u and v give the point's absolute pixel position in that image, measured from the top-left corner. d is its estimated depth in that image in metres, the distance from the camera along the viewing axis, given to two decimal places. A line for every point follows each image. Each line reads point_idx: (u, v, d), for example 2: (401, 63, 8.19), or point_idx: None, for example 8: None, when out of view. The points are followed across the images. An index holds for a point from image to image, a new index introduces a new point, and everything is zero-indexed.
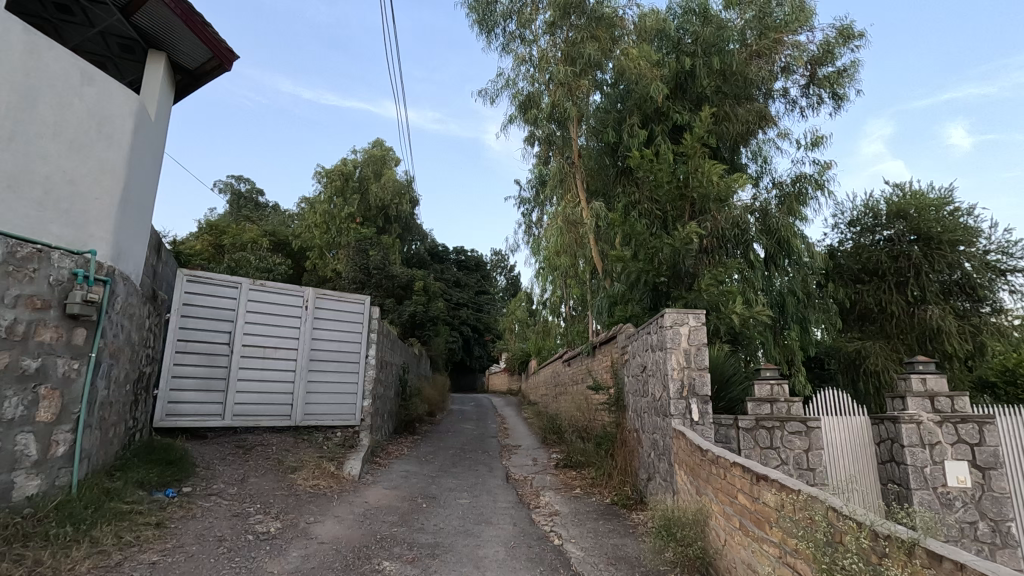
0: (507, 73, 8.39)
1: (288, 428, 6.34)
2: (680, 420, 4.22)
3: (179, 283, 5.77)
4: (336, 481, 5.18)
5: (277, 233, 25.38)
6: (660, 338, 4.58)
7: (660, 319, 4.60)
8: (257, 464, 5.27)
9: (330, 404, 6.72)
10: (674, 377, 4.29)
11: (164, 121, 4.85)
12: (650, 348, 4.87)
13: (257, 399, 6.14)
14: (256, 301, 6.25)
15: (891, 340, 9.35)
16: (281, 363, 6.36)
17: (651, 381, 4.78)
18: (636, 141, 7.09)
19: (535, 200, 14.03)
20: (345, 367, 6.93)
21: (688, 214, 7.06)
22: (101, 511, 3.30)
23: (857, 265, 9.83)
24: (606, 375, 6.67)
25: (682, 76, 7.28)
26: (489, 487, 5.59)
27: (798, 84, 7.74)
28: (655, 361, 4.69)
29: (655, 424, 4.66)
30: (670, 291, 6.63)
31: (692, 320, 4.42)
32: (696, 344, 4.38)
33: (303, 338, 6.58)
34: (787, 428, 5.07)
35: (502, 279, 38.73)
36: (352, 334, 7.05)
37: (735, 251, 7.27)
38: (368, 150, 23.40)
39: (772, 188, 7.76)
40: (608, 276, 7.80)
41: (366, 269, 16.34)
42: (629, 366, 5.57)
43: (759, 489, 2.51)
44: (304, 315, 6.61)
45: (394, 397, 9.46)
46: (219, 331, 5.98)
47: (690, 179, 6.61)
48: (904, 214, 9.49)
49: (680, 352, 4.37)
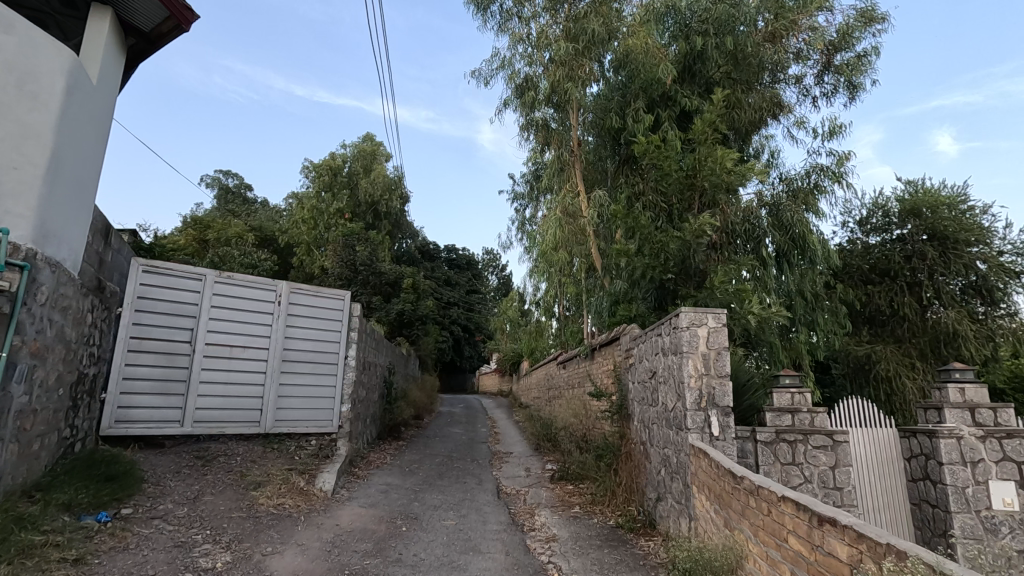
0: (503, 52, 7.74)
1: (256, 435, 5.73)
2: (697, 435, 3.70)
3: (133, 274, 5.14)
4: (306, 498, 4.58)
5: (263, 229, 24.67)
6: (674, 342, 4.04)
7: (674, 320, 4.06)
8: (216, 478, 4.66)
9: (304, 409, 6.12)
10: (691, 386, 3.76)
11: (109, 87, 4.25)
12: (661, 352, 4.33)
13: (222, 404, 5.54)
14: (222, 295, 5.65)
15: (903, 344, 8.88)
16: (249, 364, 5.75)
17: (662, 390, 4.24)
18: (641, 126, 6.57)
19: (529, 195, 13.53)
20: (322, 369, 6.34)
21: (697, 205, 6.47)
22: (2, 547, 2.66)
23: (866, 265, 9.42)
24: (606, 379, 6.15)
25: (691, 58, 6.75)
26: (478, 505, 5.03)
27: (813, 71, 7.23)
28: (667, 368, 4.15)
29: (667, 438, 4.12)
30: (678, 289, 6.11)
31: (710, 321, 3.89)
32: (716, 348, 3.85)
33: (274, 336, 5.98)
34: (810, 442, 4.55)
35: (495, 279, 38.25)
36: (331, 333, 6.46)
37: (746, 247, 6.79)
38: (358, 144, 22.81)
39: (780, 183, 7.10)
40: (609, 273, 7.29)
41: (354, 265, 15.76)
42: (635, 371, 5.02)
43: (823, 537, 1.97)
44: (276, 311, 6.02)
45: (378, 400, 8.87)
46: (179, 328, 5.37)
47: (701, 167, 6.08)
48: (917, 212, 9.02)
49: (698, 357, 3.83)
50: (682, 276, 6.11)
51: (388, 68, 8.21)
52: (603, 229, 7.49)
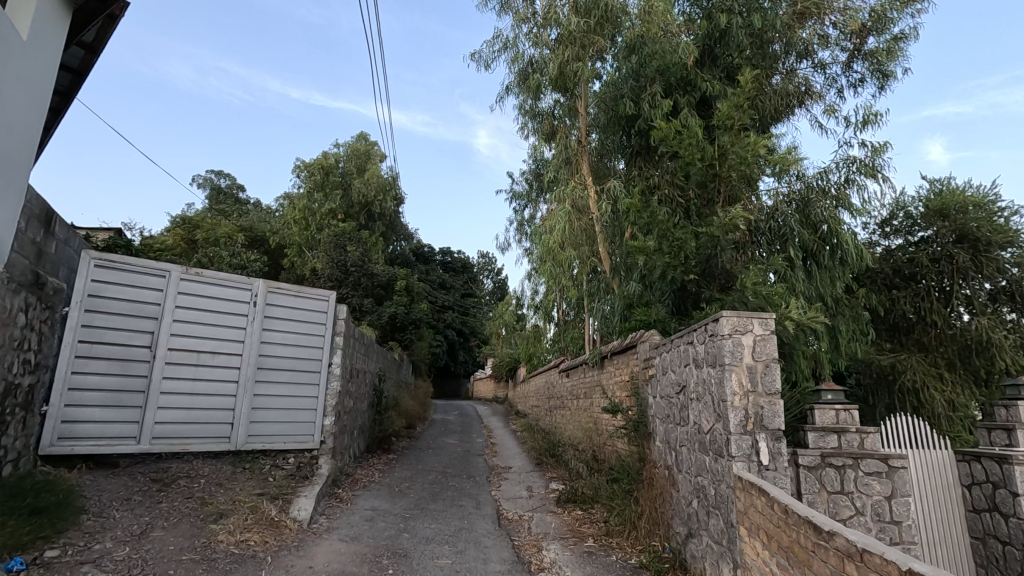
0: (505, 33, 7.17)
1: (225, 453, 5.06)
2: (743, 464, 3.09)
3: (83, 269, 4.46)
4: (277, 532, 3.92)
5: (254, 229, 24.00)
6: (711, 353, 3.43)
7: (710, 325, 3.45)
8: (172, 507, 3.99)
9: (282, 423, 5.47)
10: (735, 405, 3.15)
11: (47, 44, 3.63)
12: (693, 363, 3.73)
13: (186, 417, 4.88)
14: (190, 295, 5.01)
15: (929, 353, 8.32)
16: (219, 373, 5.10)
17: (694, 407, 3.64)
18: (659, 112, 5.98)
19: (529, 195, 12.98)
20: (302, 378, 5.70)
21: (718, 200, 5.90)
22: None
23: (890, 270, 8.81)
24: (619, 391, 5.53)
25: (713, 37, 6.20)
26: (477, 536, 4.39)
27: (841, 59, 6.74)
28: (701, 382, 3.55)
29: (700, 464, 3.52)
30: (700, 291, 5.50)
31: (756, 327, 3.28)
32: (763, 360, 3.25)
33: (248, 341, 5.33)
34: (861, 468, 3.94)
35: (490, 282, 37.65)
36: (312, 337, 5.82)
37: (771, 247, 6.22)
38: (352, 144, 22.23)
39: (795, 182, 6.34)
40: (620, 274, 6.69)
41: (344, 266, 15.16)
42: (658, 385, 4.42)
43: None
44: (251, 313, 5.37)
45: (366, 411, 8.21)
46: (137, 331, 4.71)
47: (727, 156, 5.49)
48: (945, 212, 8.42)
49: (743, 371, 3.22)
50: (705, 277, 5.53)
51: (380, 52, 7.65)
52: (612, 227, 6.90)
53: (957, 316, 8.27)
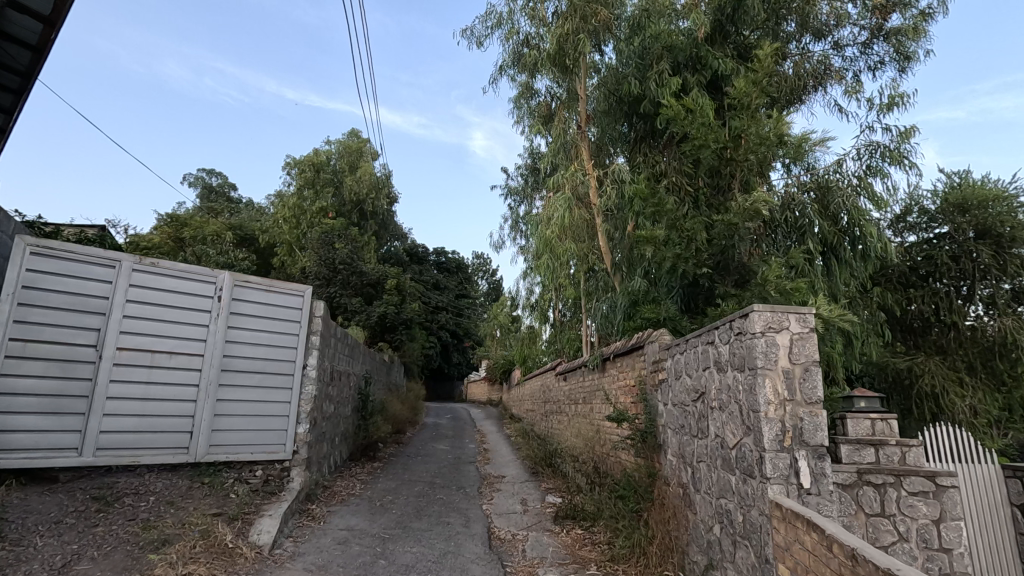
0: (499, 7, 6.72)
1: (183, 466, 4.50)
2: (780, 487, 2.57)
3: (17, 257, 3.90)
4: (228, 564, 3.38)
5: (244, 228, 23.38)
6: (738, 354, 2.92)
7: (737, 322, 2.95)
8: (109, 531, 3.45)
9: (249, 431, 4.92)
10: (770, 417, 2.64)
11: None
12: (713, 366, 3.22)
13: (138, 426, 4.32)
14: (144, 288, 4.46)
15: (948, 356, 7.88)
16: (176, 376, 4.55)
17: (717, 417, 3.13)
18: (666, 89, 5.49)
19: (525, 190, 12.50)
20: (273, 382, 5.15)
21: (731, 186, 5.42)
22: None
23: (906, 266, 8.28)
24: (624, 397, 5.01)
25: (725, 12, 5.74)
26: (463, 562, 3.87)
27: (858, 40, 6.29)
28: (726, 388, 3.04)
29: (724, 485, 3.01)
30: (713, 286, 4.98)
31: (793, 324, 2.77)
32: (802, 363, 2.73)
33: (211, 340, 4.77)
34: (905, 487, 3.43)
35: (484, 283, 37.17)
36: (284, 337, 5.28)
37: (787, 239, 5.73)
38: (343, 140, 21.70)
39: (806, 172, 5.89)
40: (623, 271, 6.19)
41: (333, 264, 14.65)
42: (670, 391, 3.90)
43: None
44: (215, 310, 4.82)
45: (350, 416, 7.67)
46: (81, 328, 4.15)
47: (744, 138, 5.00)
48: (964, 207, 7.96)
49: (778, 376, 2.71)
50: (719, 271, 5.01)
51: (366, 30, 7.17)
52: (615, 219, 6.39)
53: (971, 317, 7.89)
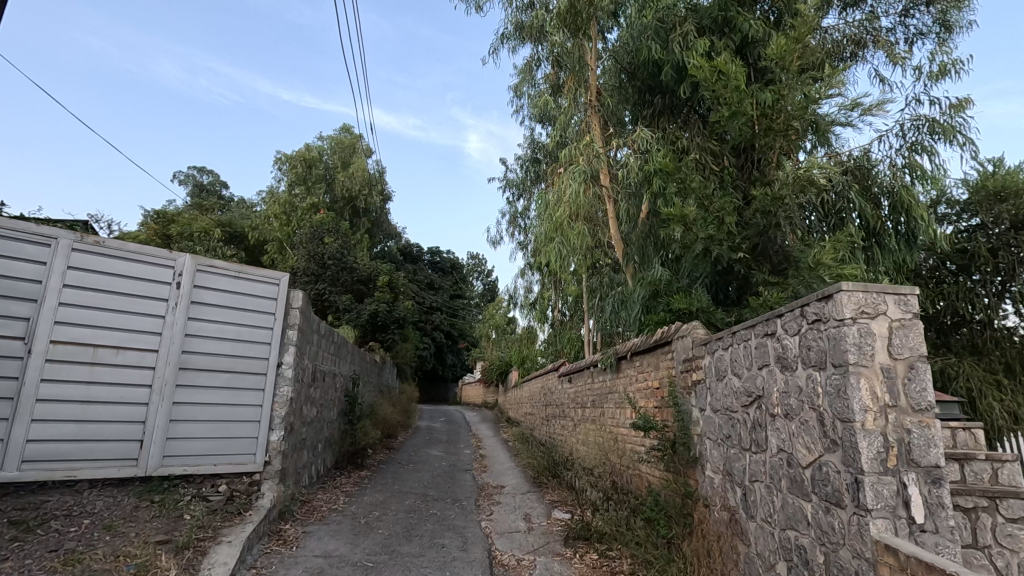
0: None
1: (132, 481, 3.83)
2: (885, 522, 1.94)
3: None
4: None
5: (233, 226, 22.64)
6: (816, 348, 2.29)
7: (813, 307, 2.32)
8: (21, 567, 2.79)
9: (213, 439, 4.25)
10: (869, 429, 2.01)
11: None
12: (776, 364, 2.59)
13: (76, 434, 3.63)
14: (85, 271, 3.78)
15: (982, 357, 7.24)
16: (124, 376, 3.87)
17: (783, 427, 2.50)
18: (692, 52, 4.88)
19: (525, 182, 11.91)
20: (243, 382, 4.48)
21: (763, 162, 4.80)
22: None
23: (935, 261, 7.70)
24: (646, 401, 4.38)
25: None
26: None
27: (899, 7, 5.68)
28: (797, 391, 2.41)
29: (796, 513, 2.37)
30: (749, 274, 4.38)
31: (891, 308, 2.14)
32: (906, 358, 2.09)
33: (168, 334, 4.10)
34: (1002, 512, 2.81)
35: (480, 283, 36.58)
36: (256, 330, 4.61)
37: (824, 224, 5.15)
38: (336, 136, 21.09)
39: (843, 149, 5.28)
40: (639, 260, 5.60)
41: (322, 259, 14.02)
42: (709, 395, 3.27)
43: None
44: (174, 299, 4.16)
45: (335, 420, 7.01)
46: (6, 317, 3.47)
47: (784, 105, 4.38)
48: (1003, 197, 7.26)
49: (875, 376, 2.07)
50: (755, 257, 4.40)
51: None
52: (630, 204, 5.77)
53: (1001, 315, 7.25)
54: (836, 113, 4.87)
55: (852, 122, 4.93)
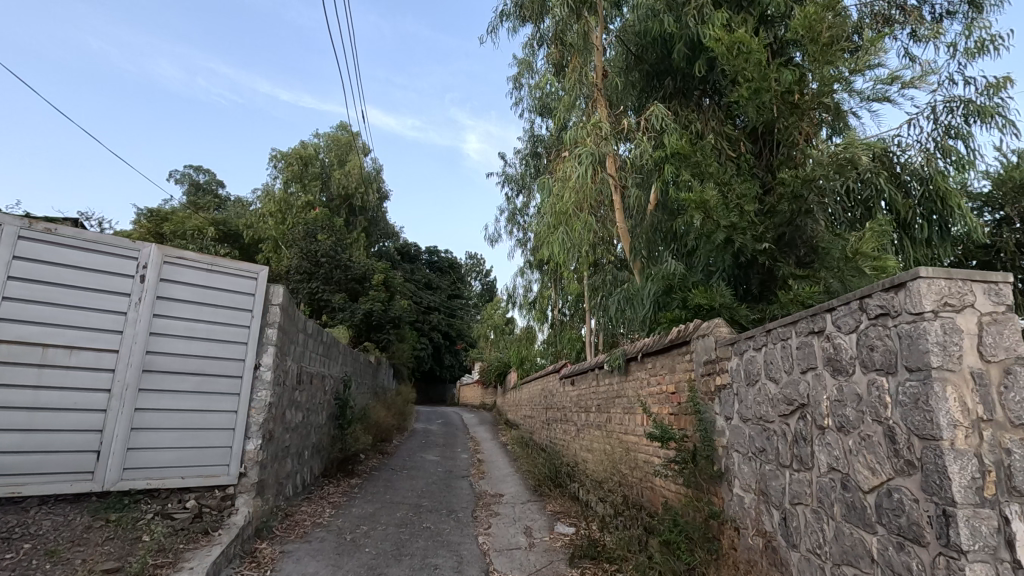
0: None
1: (87, 497, 3.42)
2: (982, 568, 1.54)
3: None
4: None
5: (228, 225, 22.22)
6: (881, 348, 1.89)
7: (878, 299, 1.92)
8: None
9: (181, 449, 3.84)
10: (960, 449, 1.61)
11: None
12: (826, 367, 2.19)
13: (20, 445, 3.22)
14: (34, 262, 3.37)
15: None
16: (77, 379, 3.46)
17: (836, 442, 2.10)
18: (709, 26, 4.48)
19: (525, 178, 11.51)
20: (216, 386, 4.08)
21: (786, 145, 4.40)
22: None
23: None
24: (660, 407, 3.99)
25: None
26: None
27: None
28: (856, 401, 2.01)
29: (855, 547, 1.97)
30: (774, 267, 3.99)
31: (980, 300, 1.73)
32: (1000, 361, 1.69)
33: (129, 332, 3.69)
34: None
35: (479, 283, 36.20)
36: (231, 328, 4.20)
37: (851, 214, 4.83)
38: (332, 133, 20.67)
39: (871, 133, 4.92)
40: (650, 253, 5.22)
41: (314, 256, 13.37)
42: (737, 402, 2.88)
43: None
44: (137, 293, 3.75)
45: (324, 425, 6.60)
46: None
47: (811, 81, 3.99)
48: None
49: (963, 383, 1.67)
50: (781, 247, 4.04)
51: None
52: (640, 195, 5.37)
53: None
54: (869, 88, 4.48)
55: (890, 97, 4.49)
